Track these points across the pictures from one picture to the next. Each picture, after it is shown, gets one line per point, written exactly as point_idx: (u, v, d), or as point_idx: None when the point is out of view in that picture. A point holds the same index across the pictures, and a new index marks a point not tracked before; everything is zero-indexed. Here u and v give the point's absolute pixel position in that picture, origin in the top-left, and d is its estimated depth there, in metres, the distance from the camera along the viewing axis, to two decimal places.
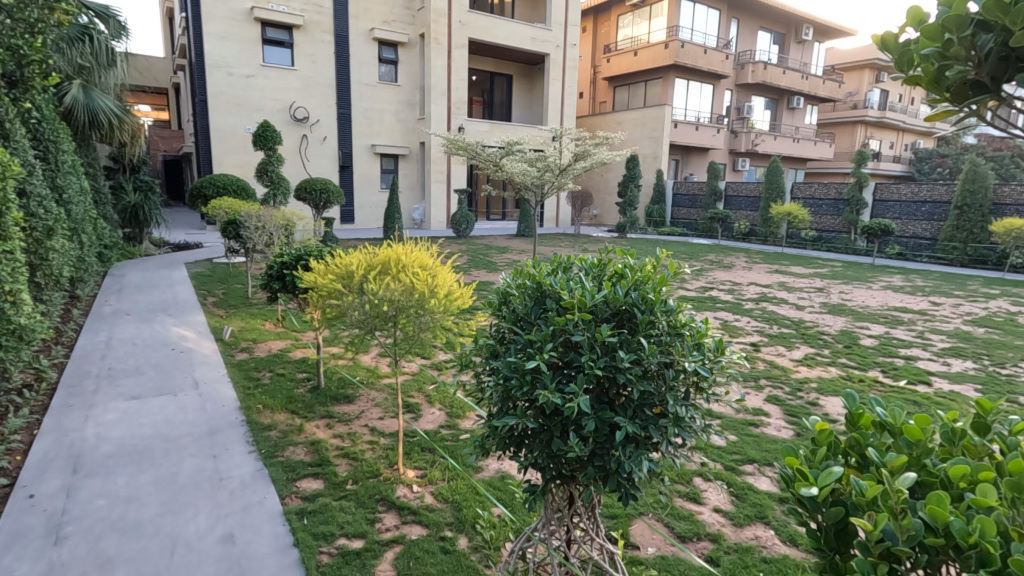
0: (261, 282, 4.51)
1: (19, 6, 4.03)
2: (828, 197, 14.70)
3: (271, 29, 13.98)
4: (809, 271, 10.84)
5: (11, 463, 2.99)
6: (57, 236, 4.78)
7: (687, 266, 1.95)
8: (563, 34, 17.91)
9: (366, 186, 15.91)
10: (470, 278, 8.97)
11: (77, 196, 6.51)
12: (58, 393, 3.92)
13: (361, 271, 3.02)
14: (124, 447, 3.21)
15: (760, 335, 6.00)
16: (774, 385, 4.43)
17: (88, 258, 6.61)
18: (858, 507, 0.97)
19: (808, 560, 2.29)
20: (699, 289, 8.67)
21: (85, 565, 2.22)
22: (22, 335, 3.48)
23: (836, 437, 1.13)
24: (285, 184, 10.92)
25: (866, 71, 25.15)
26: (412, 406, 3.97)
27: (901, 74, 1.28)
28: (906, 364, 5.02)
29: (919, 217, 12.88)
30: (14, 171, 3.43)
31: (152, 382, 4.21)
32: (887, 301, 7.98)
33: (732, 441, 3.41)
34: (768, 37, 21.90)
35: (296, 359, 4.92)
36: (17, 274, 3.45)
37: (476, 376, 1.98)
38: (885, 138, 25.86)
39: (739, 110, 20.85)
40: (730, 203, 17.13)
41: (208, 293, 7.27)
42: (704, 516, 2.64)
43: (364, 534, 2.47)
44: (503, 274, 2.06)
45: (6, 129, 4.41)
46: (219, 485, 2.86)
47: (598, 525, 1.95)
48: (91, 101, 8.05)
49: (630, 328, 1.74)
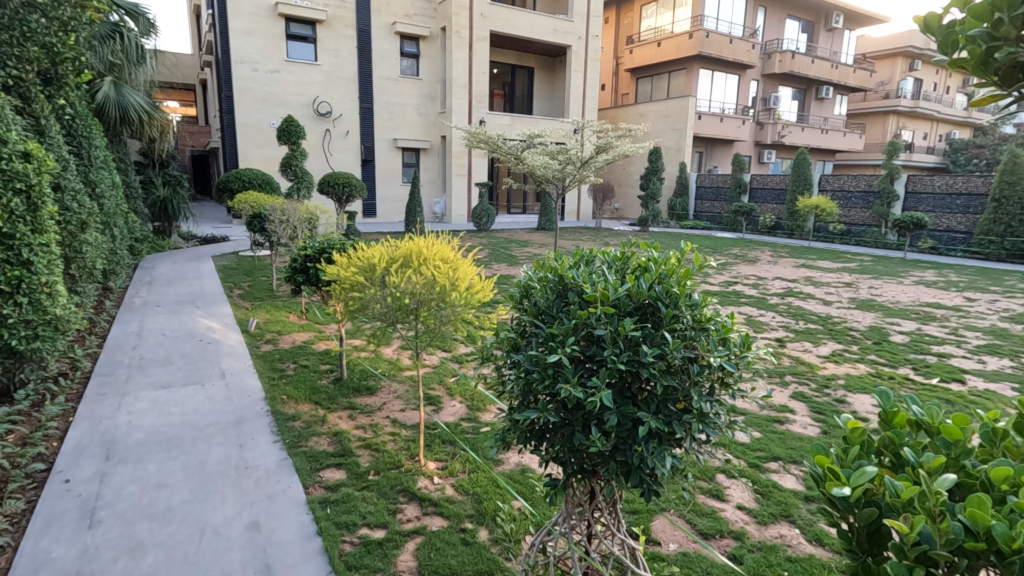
0: (285, 275, 4.56)
1: (55, 5, 4.16)
2: (858, 189, 14.27)
3: (295, 25, 14.11)
4: (837, 266, 10.57)
5: (49, 449, 3.10)
6: (89, 228, 4.94)
7: (712, 259, 1.90)
8: (585, 25, 17.73)
9: (387, 179, 16.01)
10: (491, 271, 8.95)
11: (109, 190, 6.67)
12: (92, 382, 4.03)
13: (384, 264, 3.04)
14: (155, 435, 3.29)
15: (785, 330, 5.89)
16: (799, 381, 4.35)
17: (120, 251, 6.78)
18: (894, 509, 0.94)
19: (835, 561, 2.24)
20: (723, 284, 8.53)
21: (117, 549, 2.29)
22: (58, 325, 3.57)
23: (869, 436, 1.09)
24: (309, 178, 11.01)
25: (898, 59, 24.36)
26: (433, 398, 4.00)
27: (944, 59, 1.21)
28: (939, 361, 4.86)
29: (954, 210, 12.49)
30: (49, 167, 3.54)
31: (181, 372, 4.32)
32: (920, 297, 7.75)
33: (757, 437, 3.36)
34: (796, 25, 21.35)
35: (320, 351, 4.98)
36: (53, 266, 3.54)
37: (497, 369, 1.96)
38: (918, 128, 25.10)
39: (765, 101, 20.39)
40: (755, 196, 16.84)
41: (234, 286, 7.40)
42: (727, 513, 2.60)
43: (386, 525, 2.49)
44: (525, 267, 2.04)
45: (42, 126, 4.50)
46: (245, 473, 2.91)
47: (619, 521, 1.92)
48: (122, 97, 8.20)
49: (653, 322, 1.70)
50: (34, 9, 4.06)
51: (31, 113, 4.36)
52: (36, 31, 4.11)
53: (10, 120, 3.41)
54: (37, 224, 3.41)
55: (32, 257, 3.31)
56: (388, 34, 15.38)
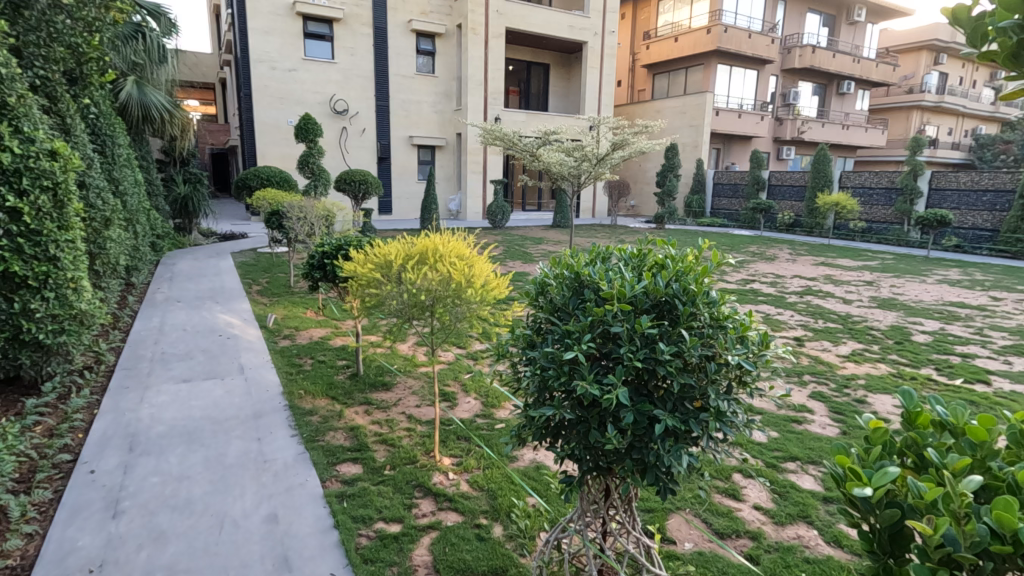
0: (303, 271, 4.59)
1: (80, 5, 4.26)
2: (880, 186, 14.01)
3: (313, 23, 14.23)
4: (858, 264, 10.37)
5: (74, 440, 3.18)
6: (113, 225, 5.02)
7: (731, 256, 1.87)
8: (601, 21, 17.60)
9: (403, 177, 16.08)
10: (507, 268, 8.95)
11: (132, 187, 6.80)
12: (115, 375, 4.12)
13: (400, 261, 3.05)
14: (176, 428, 3.36)
15: (804, 329, 5.82)
16: (818, 381, 4.29)
17: (142, 247, 6.91)
18: (915, 510, 0.93)
19: (855, 562, 2.21)
20: (740, 282, 8.44)
21: (141, 539, 2.34)
22: (83, 320, 3.67)
23: (891, 436, 1.08)
24: (325, 176, 11.08)
25: (923, 53, 23.86)
26: (449, 394, 4.02)
27: (972, 52, 1.17)
28: (963, 362, 4.76)
29: (979, 207, 12.21)
30: (75, 164, 3.58)
31: (201, 366, 4.40)
32: (944, 296, 7.58)
33: (774, 437, 3.33)
34: (817, 19, 21.00)
35: (336, 346, 5.04)
36: (78, 262, 3.62)
37: (512, 366, 1.97)
38: (943, 123, 24.58)
39: (784, 97, 20.13)
40: (773, 193, 16.59)
41: (252, 282, 7.52)
42: (744, 513, 2.58)
43: (401, 519, 2.52)
44: (540, 265, 2.03)
45: (68, 125, 4.55)
46: (263, 467, 2.96)
47: (635, 519, 1.92)
48: (144, 96, 8.35)
49: (671, 320, 1.69)
50: (61, 10, 4.16)
51: (57, 113, 4.44)
52: (62, 32, 4.21)
53: (38, 120, 3.48)
54: (64, 221, 3.48)
55: (59, 253, 3.38)
56: (404, 32, 15.43)
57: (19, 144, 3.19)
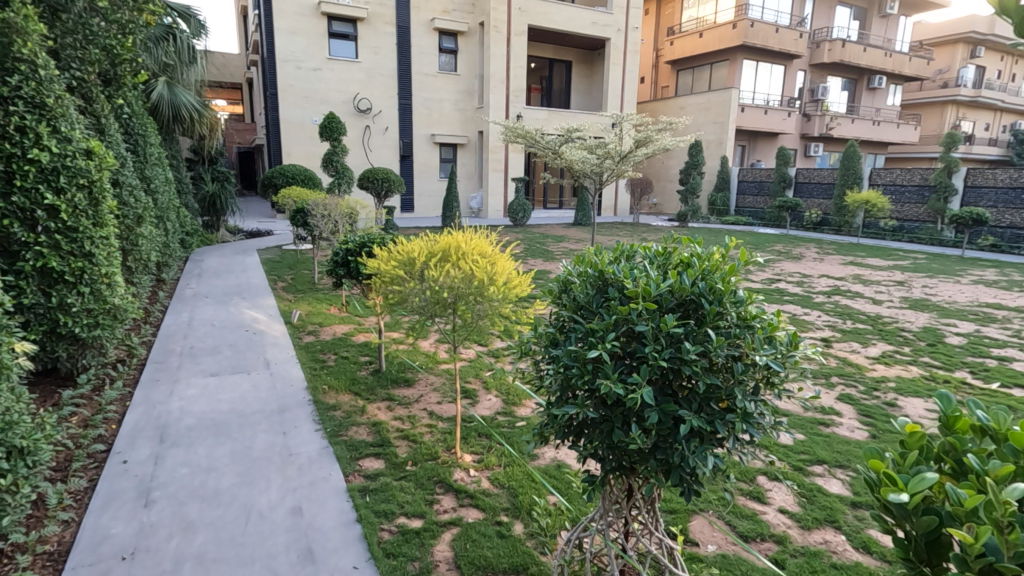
0: (327, 269, 4.65)
1: (113, 8, 4.37)
2: (912, 184, 13.67)
3: (337, 23, 14.39)
4: (888, 263, 10.11)
5: (108, 431, 3.28)
6: (144, 222, 5.15)
7: (758, 254, 1.82)
8: (625, 16, 17.42)
9: (425, 175, 16.19)
10: (528, 267, 8.94)
11: (162, 186, 6.96)
12: (147, 368, 4.23)
13: (422, 259, 3.06)
14: (204, 421, 3.43)
15: (831, 330, 5.69)
16: (846, 383, 4.21)
17: (172, 244, 7.08)
18: (954, 517, 0.90)
19: (883, 569, 2.17)
20: (766, 281, 8.30)
21: (171, 527, 2.40)
22: (117, 314, 3.77)
23: (928, 441, 1.04)
24: (349, 174, 11.18)
25: (959, 46, 23.07)
26: (469, 391, 4.04)
27: (1019, 40, 1.08)
28: (999, 365, 4.60)
29: (1017, 205, 11.72)
30: (109, 163, 3.70)
31: (228, 360, 4.49)
32: (979, 296, 7.35)
33: (801, 440, 3.26)
34: (848, 12, 20.46)
35: (359, 343, 5.11)
36: (112, 258, 3.73)
37: (535, 363, 1.97)
38: (979, 119, 23.80)
39: (812, 92, 19.64)
40: (800, 190, 16.29)
41: (277, 278, 7.66)
42: (769, 516, 2.54)
43: (422, 515, 2.54)
44: (564, 262, 2.02)
45: (101, 124, 4.68)
46: (288, 460, 3.01)
47: (658, 520, 1.89)
48: (174, 96, 8.55)
49: (696, 319, 1.67)
50: (95, 13, 4.29)
51: (92, 113, 4.58)
52: (96, 34, 4.33)
53: (74, 120, 3.57)
54: (99, 218, 3.60)
55: (94, 249, 3.50)
56: (427, 31, 15.49)
57: (57, 143, 3.28)
